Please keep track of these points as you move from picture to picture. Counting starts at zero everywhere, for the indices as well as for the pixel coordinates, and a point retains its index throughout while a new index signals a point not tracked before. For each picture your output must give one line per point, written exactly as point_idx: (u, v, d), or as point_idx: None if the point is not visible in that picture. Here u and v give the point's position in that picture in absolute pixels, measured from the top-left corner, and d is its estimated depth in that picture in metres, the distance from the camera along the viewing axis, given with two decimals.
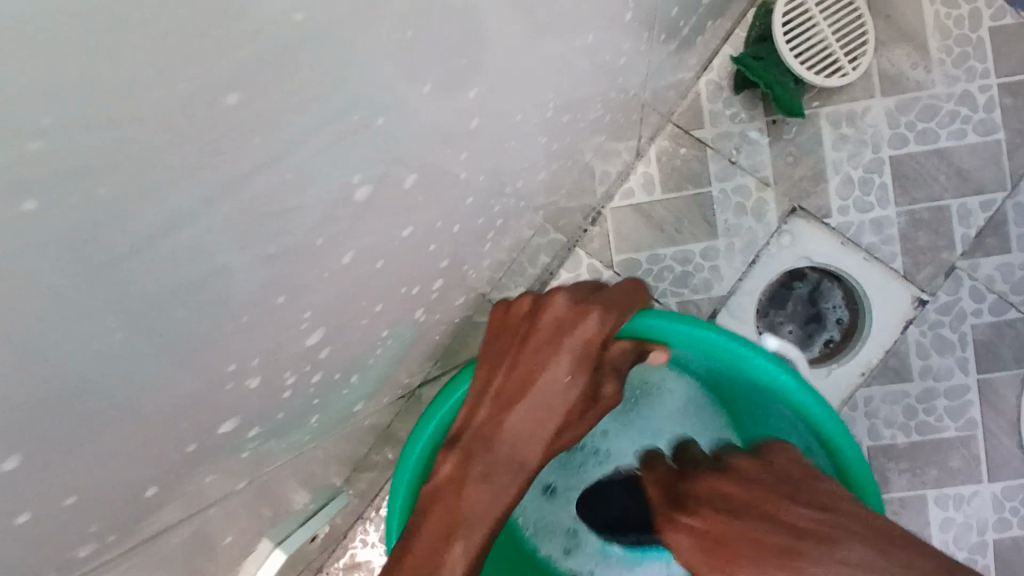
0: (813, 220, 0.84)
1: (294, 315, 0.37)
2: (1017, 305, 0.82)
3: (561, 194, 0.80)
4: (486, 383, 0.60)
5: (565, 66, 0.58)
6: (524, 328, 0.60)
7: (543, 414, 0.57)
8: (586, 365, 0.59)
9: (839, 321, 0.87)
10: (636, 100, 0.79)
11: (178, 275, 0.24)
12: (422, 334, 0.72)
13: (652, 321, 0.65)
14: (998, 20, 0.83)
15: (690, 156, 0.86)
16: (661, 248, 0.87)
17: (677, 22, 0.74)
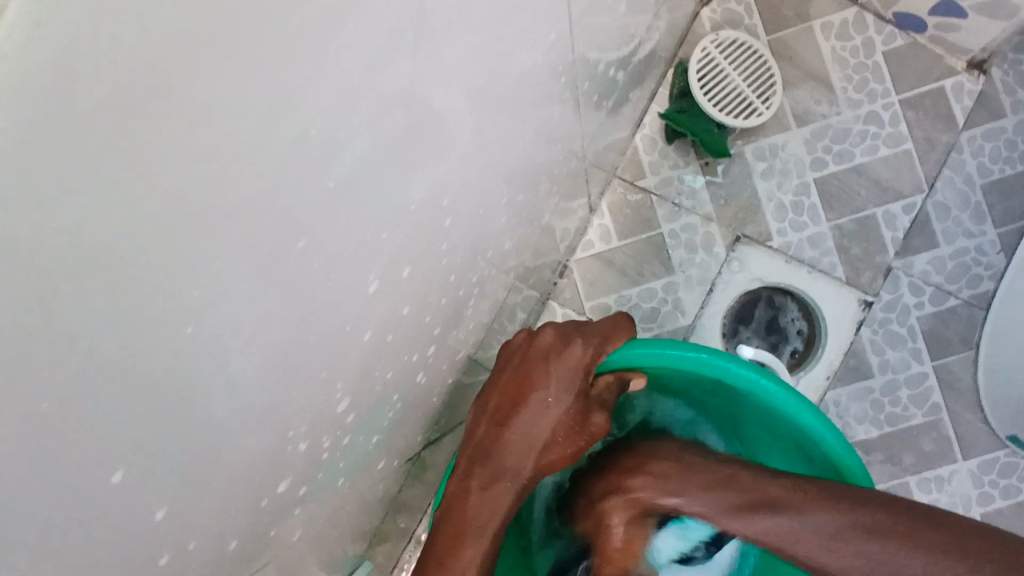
0: (757, 244, 0.93)
1: (324, 397, 0.47)
2: (954, 292, 0.90)
3: (527, 255, 0.89)
4: (483, 405, 0.61)
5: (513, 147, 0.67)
6: (517, 357, 0.62)
7: (535, 434, 0.59)
8: (574, 388, 0.60)
9: (800, 331, 0.93)
10: (582, 164, 0.88)
11: (293, 309, 0.35)
12: (417, 399, 0.81)
13: (638, 350, 0.62)
14: (890, 44, 0.93)
15: (638, 204, 0.96)
16: (625, 290, 0.95)
17: (608, 91, 0.84)
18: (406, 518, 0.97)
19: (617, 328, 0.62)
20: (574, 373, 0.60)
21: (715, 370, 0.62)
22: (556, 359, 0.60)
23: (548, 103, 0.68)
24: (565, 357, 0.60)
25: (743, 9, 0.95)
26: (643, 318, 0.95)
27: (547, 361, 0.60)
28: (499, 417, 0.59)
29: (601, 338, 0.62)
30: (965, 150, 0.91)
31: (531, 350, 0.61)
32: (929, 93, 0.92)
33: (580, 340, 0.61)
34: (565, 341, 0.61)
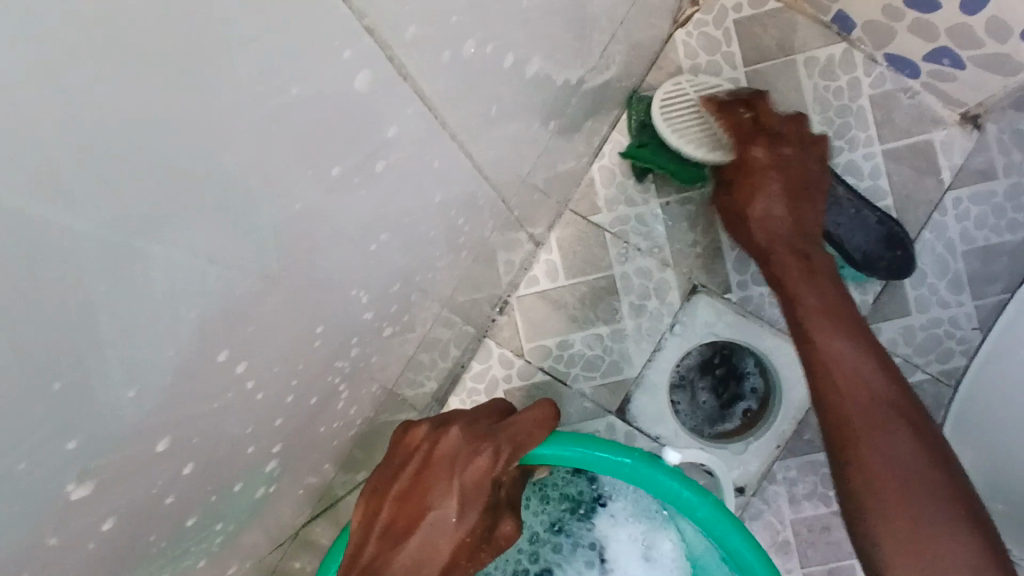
0: (714, 297, 0.86)
1: (103, 502, 0.38)
2: (922, 366, 0.83)
3: (462, 290, 0.81)
4: (371, 514, 0.53)
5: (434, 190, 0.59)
6: (416, 463, 0.54)
7: (429, 554, 0.51)
8: (477, 503, 0.53)
9: (754, 390, 0.88)
10: (529, 195, 0.80)
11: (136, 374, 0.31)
12: (322, 446, 0.73)
13: (554, 449, 0.58)
14: (878, 87, 0.84)
15: (590, 241, 0.87)
16: (569, 334, 0.88)
17: (562, 119, 0.75)
18: (314, 559, 0.90)
19: (534, 435, 0.55)
20: (478, 486, 0.53)
21: (639, 476, 0.58)
22: (461, 471, 0.53)
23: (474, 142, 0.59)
24: (470, 471, 0.53)
25: (721, 35, 0.86)
26: (585, 365, 0.87)
27: (450, 474, 0.53)
28: (394, 534, 0.52)
29: (517, 444, 0.55)
30: (948, 211, 0.83)
31: (432, 456, 0.54)
32: (915, 146, 0.84)
33: (489, 450, 0.53)
34: (472, 450, 0.53)
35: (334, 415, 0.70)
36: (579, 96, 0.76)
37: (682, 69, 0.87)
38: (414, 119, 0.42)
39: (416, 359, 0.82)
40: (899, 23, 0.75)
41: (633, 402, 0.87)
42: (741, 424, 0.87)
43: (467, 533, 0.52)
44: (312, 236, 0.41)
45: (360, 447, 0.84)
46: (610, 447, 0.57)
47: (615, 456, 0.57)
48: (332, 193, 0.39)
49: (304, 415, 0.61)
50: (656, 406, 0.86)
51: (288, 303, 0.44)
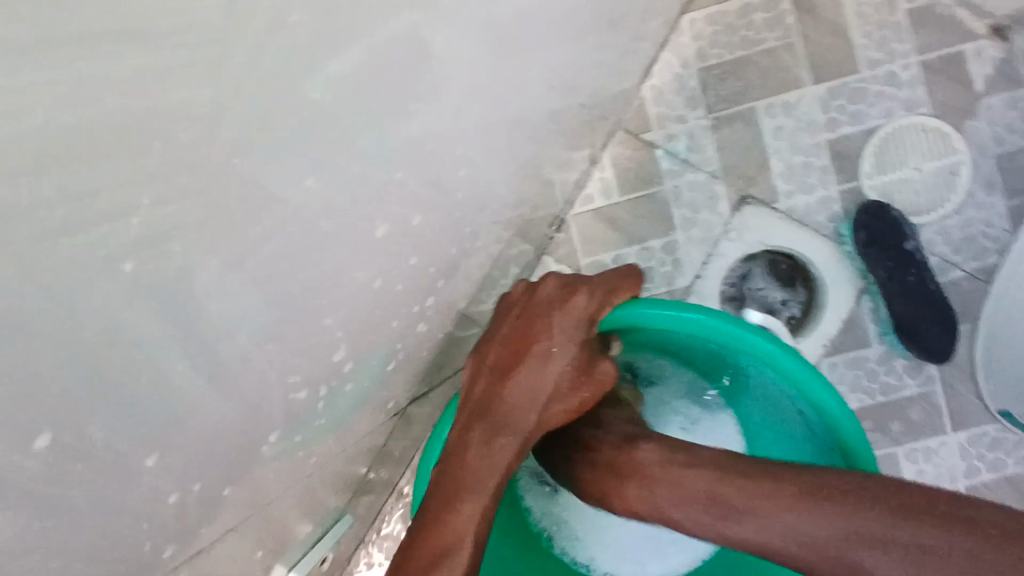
0: (762, 207, 0.90)
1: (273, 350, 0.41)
2: (959, 264, 0.88)
3: (527, 206, 0.85)
4: (481, 358, 0.59)
5: (530, 88, 0.62)
6: (518, 309, 0.60)
7: (536, 383, 0.57)
8: (578, 339, 0.58)
9: (796, 297, 0.92)
10: (589, 112, 0.84)
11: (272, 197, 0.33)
12: (408, 351, 0.78)
13: (637, 311, 0.61)
14: (913, 1, 0.88)
15: (642, 159, 0.92)
16: (624, 248, 0.92)
17: (624, 34, 0.79)
18: (388, 472, 0.94)
19: (624, 282, 0.60)
20: (578, 324, 0.58)
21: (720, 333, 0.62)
22: (558, 310, 0.58)
23: (559, 46, 0.62)
24: (569, 309, 0.58)
25: None
26: (640, 277, 0.92)
27: (550, 313, 0.58)
28: (500, 370, 0.58)
29: (609, 289, 0.60)
30: (981, 117, 0.88)
31: (532, 302, 0.59)
32: (949, 56, 0.88)
33: (584, 291, 0.59)
34: (568, 291, 0.59)
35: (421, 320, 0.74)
36: (638, 11, 0.79)
37: None
38: None
39: (484, 276, 0.88)
40: None
41: None
42: (786, 327, 0.91)
43: (567, 363, 0.57)
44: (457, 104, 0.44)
45: (431, 360, 0.88)
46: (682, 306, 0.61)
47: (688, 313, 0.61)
48: None
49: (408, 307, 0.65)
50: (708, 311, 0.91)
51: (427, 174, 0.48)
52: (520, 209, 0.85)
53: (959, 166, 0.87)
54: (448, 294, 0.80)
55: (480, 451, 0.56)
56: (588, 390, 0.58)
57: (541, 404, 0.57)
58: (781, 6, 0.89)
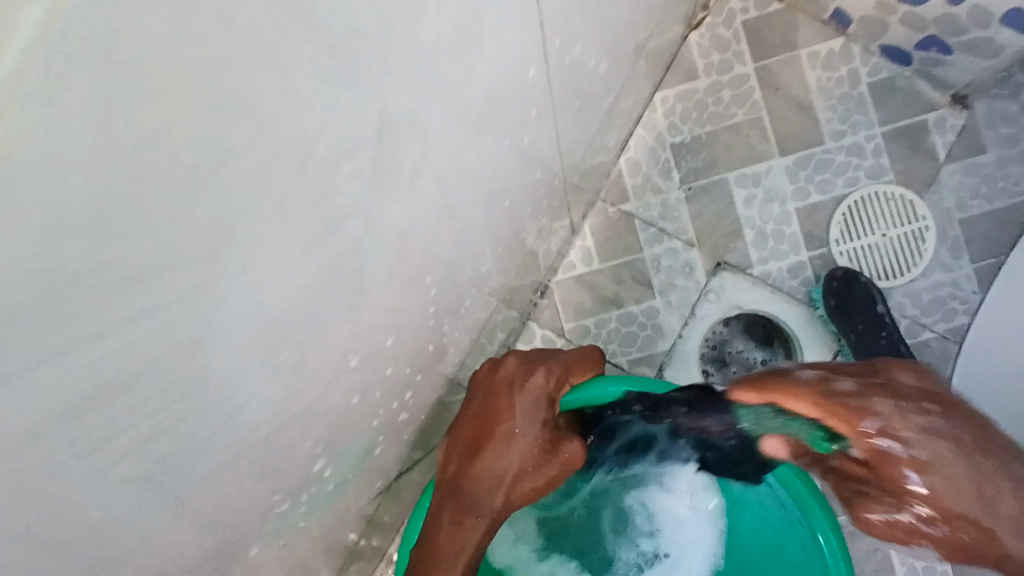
0: (736, 271, 0.94)
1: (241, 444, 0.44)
2: (930, 326, 0.91)
3: (510, 276, 0.89)
4: (454, 435, 0.63)
5: (504, 177, 0.67)
6: (485, 388, 0.65)
7: (501, 462, 0.59)
8: (539, 416, 0.62)
9: (777, 358, 0.94)
10: (567, 187, 0.89)
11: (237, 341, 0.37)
12: (394, 418, 0.81)
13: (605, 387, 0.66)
14: (874, 75, 0.93)
15: (620, 228, 0.96)
16: (606, 312, 0.96)
17: (598, 115, 0.85)
18: (381, 534, 0.97)
19: (580, 363, 0.67)
20: (539, 402, 0.62)
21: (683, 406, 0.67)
22: (518, 389, 0.63)
23: (529, 139, 0.68)
24: (528, 387, 0.63)
25: (731, 35, 0.95)
26: (621, 341, 0.95)
27: (511, 392, 0.63)
28: (470, 450, 0.60)
29: (564, 369, 0.66)
30: (945, 184, 0.91)
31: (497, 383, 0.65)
32: (911, 126, 0.92)
33: (542, 370, 0.65)
34: (528, 370, 0.65)
35: (404, 392, 0.77)
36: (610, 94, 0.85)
37: (696, 67, 0.96)
38: (500, 105, 0.51)
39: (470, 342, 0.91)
40: (891, 16, 0.85)
41: (667, 372, 0.94)
42: None
43: (530, 441, 0.60)
44: (420, 210, 0.49)
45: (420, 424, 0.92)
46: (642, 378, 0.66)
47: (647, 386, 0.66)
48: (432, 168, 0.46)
49: (388, 382, 0.68)
50: (687, 373, 0.94)
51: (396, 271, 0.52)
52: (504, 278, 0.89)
53: (926, 231, 0.91)
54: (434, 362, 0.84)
55: (450, 530, 0.57)
56: (552, 467, 0.61)
57: (508, 483, 0.58)
58: (747, 84, 0.95)
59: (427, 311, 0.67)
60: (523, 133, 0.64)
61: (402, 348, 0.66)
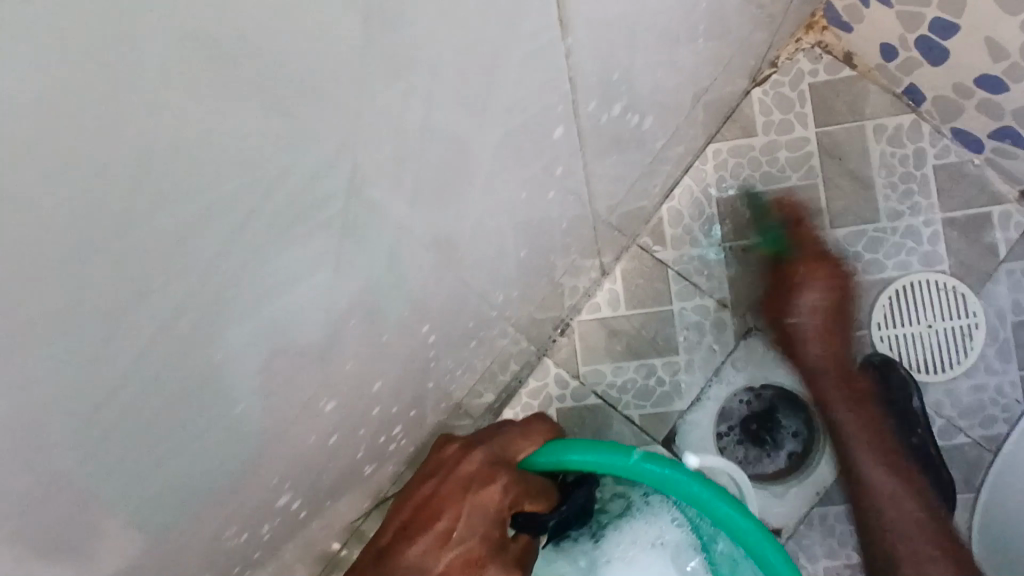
0: (767, 340, 0.90)
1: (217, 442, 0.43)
2: (966, 429, 0.85)
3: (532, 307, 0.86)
4: (411, 503, 0.60)
5: (539, 212, 0.64)
6: (443, 474, 0.60)
7: (429, 556, 0.56)
8: (483, 528, 0.56)
9: (793, 434, 0.92)
10: (604, 226, 0.86)
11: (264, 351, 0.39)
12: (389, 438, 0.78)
13: (575, 457, 0.59)
14: (942, 158, 0.88)
15: (653, 276, 0.92)
16: (625, 362, 0.92)
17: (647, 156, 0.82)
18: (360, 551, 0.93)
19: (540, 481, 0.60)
20: (486, 512, 0.57)
21: (668, 483, 0.59)
22: (472, 491, 0.57)
23: (572, 177, 0.65)
24: (482, 494, 0.57)
25: (796, 96, 0.92)
26: (636, 394, 0.92)
27: (464, 492, 0.57)
28: (412, 532, 0.58)
29: (525, 486, 0.58)
30: (1003, 282, 0.86)
31: (455, 471, 0.59)
32: (975, 217, 0.87)
33: (501, 478, 0.58)
34: (488, 474, 0.58)
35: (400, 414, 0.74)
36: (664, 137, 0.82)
37: (755, 124, 0.92)
38: (537, 145, 0.48)
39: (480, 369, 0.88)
40: (968, 100, 0.81)
41: (680, 433, 0.90)
42: (783, 468, 0.91)
43: (464, 550, 0.56)
44: (438, 236, 0.46)
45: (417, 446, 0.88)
46: (616, 451, 0.59)
47: (614, 461, 0.59)
48: (454, 196, 0.44)
49: (386, 401, 0.66)
50: (703, 439, 0.90)
51: (406, 295, 0.49)
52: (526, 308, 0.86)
53: (975, 329, 0.86)
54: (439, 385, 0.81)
55: None
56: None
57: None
58: (805, 149, 0.91)
59: (437, 335, 0.65)
60: (566, 169, 0.61)
61: (404, 371, 0.63)
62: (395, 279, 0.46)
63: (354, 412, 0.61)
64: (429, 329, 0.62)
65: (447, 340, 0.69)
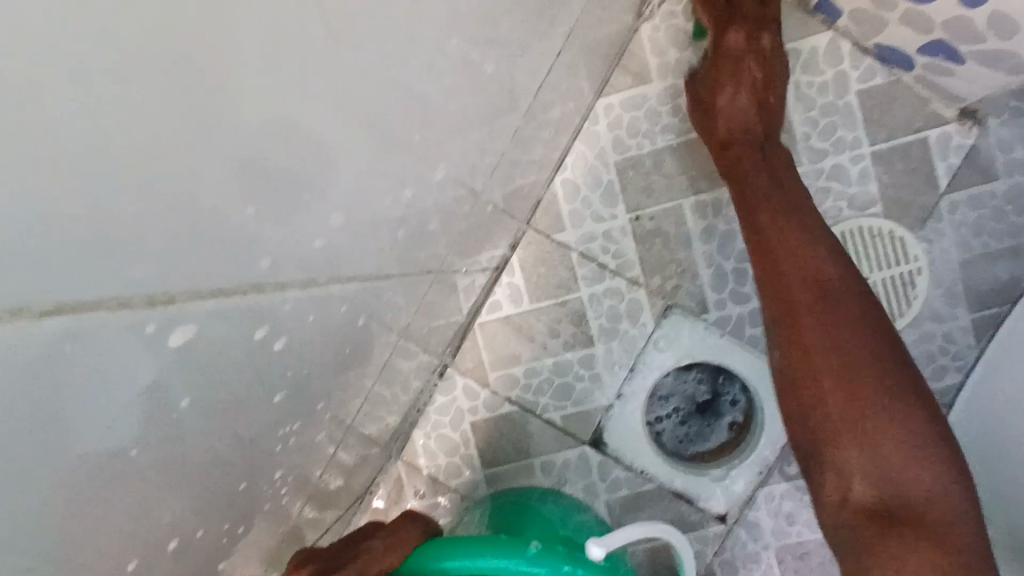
0: (689, 317, 0.80)
1: None
2: None
3: (435, 319, 0.74)
4: None
5: (398, 248, 0.53)
6: None
7: None
8: None
9: (735, 403, 0.84)
10: (500, 215, 0.73)
11: (114, 369, 0.26)
12: (291, 517, 0.67)
13: (449, 562, 0.52)
14: (866, 81, 0.76)
15: (555, 262, 0.81)
16: (537, 361, 0.82)
17: (534, 132, 0.68)
18: None
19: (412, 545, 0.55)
20: None
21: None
22: None
23: (434, 193, 0.52)
24: None
25: (692, 27, 0.78)
26: (554, 395, 0.82)
27: None
28: None
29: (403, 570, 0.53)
30: (944, 217, 0.77)
31: None
32: (907, 147, 0.76)
33: None
34: None
35: (289, 493, 0.63)
36: (550, 107, 0.68)
37: (649, 67, 0.79)
38: (319, 230, 0.38)
39: (389, 401, 0.76)
40: (891, 13, 0.67)
41: (606, 431, 0.82)
42: (726, 442, 0.84)
43: None
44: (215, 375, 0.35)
45: (333, 507, 0.77)
46: (510, 547, 0.51)
47: (506, 560, 0.51)
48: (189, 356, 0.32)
49: (255, 503, 0.56)
50: (632, 431, 0.82)
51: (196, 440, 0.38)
52: (429, 321, 0.74)
53: (917, 275, 0.77)
54: (342, 443, 0.70)
55: None
56: None
57: None
58: None
59: (293, 425, 0.54)
60: (407, 197, 0.48)
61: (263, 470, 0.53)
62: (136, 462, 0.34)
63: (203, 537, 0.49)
64: (287, 418, 0.52)
65: (322, 409, 0.58)
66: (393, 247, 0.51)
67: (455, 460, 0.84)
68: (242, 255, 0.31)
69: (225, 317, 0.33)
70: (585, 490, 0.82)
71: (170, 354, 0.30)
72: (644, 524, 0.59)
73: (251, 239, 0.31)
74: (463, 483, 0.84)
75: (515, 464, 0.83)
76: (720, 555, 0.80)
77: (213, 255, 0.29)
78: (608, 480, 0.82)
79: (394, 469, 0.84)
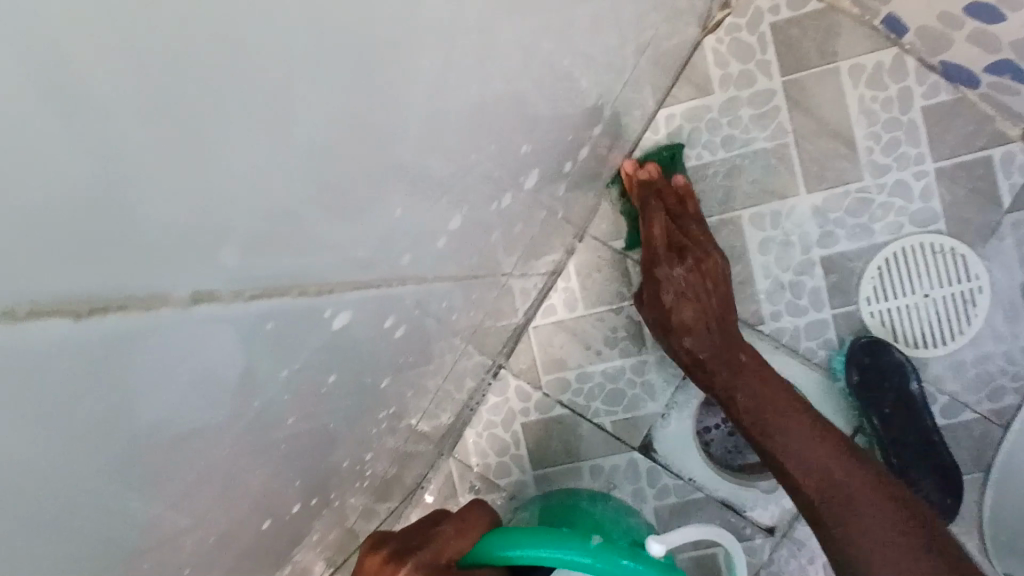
0: (744, 327, 0.80)
1: None
2: (972, 405, 0.77)
3: (494, 320, 0.76)
4: None
5: (473, 246, 0.54)
6: None
7: None
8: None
9: None
10: (563, 220, 0.74)
11: (190, 333, 0.26)
12: (350, 507, 0.69)
13: (512, 551, 0.54)
14: (930, 97, 0.76)
15: (610, 268, 0.82)
16: (589, 365, 0.83)
17: (600, 140, 0.69)
18: None
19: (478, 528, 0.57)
20: None
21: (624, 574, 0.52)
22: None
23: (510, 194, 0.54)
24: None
25: (755, 40, 0.78)
26: (606, 400, 0.83)
27: None
28: None
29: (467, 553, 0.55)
30: (1007, 235, 0.76)
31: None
32: (971, 164, 0.76)
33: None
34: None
35: (352, 483, 0.65)
36: (616, 115, 0.69)
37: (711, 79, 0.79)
38: (411, 225, 0.39)
39: (446, 399, 0.78)
40: (957, 31, 0.67)
41: (656, 438, 0.83)
42: None
43: None
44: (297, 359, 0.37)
45: (387, 499, 0.79)
46: (572, 541, 0.53)
47: (570, 553, 0.53)
48: (277, 338, 0.33)
49: (324, 486, 0.58)
50: (681, 437, 0.83)
51: (280, 419, 0.40)
52: (489, 321, 0.75)
53: (977, 294, 0.76)
54: (402, 437, 0.72)
55: None
56: None
57: None
58: (771, 103, 0.79)
59: (365, 413, 0.55)
60: (488, 197, 0.50)
61: (335, 454, 0.55)
62: (236, 439, 0.36)
63: (272, 518, 0.51)
64: (361, 406, 0.54)
65: (390, 399, 0.60)
66: (469, 247, 0.53)
67: (504, 459, 0.85)
68: (336, 247, 0.33)
69: (308, 316, 0.34)
70: (633, 494, 0.83)
71: (251, 325, 0.30)
72: (695, 528, 0.59)
73: (338, 235, 0.33)
74: (512, 483, 0.85)
75: (565, 467, 0.84)
76: (768, 566, 0.80)
77: (307, 240, 0.30)
78: (656, 487, 0.83)
79: (445, 465, 0.86)
